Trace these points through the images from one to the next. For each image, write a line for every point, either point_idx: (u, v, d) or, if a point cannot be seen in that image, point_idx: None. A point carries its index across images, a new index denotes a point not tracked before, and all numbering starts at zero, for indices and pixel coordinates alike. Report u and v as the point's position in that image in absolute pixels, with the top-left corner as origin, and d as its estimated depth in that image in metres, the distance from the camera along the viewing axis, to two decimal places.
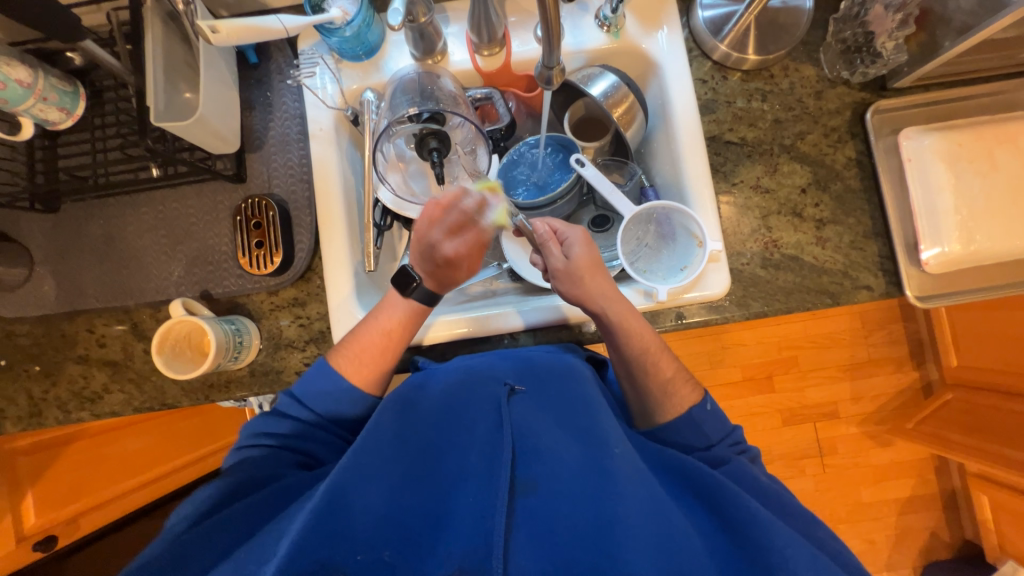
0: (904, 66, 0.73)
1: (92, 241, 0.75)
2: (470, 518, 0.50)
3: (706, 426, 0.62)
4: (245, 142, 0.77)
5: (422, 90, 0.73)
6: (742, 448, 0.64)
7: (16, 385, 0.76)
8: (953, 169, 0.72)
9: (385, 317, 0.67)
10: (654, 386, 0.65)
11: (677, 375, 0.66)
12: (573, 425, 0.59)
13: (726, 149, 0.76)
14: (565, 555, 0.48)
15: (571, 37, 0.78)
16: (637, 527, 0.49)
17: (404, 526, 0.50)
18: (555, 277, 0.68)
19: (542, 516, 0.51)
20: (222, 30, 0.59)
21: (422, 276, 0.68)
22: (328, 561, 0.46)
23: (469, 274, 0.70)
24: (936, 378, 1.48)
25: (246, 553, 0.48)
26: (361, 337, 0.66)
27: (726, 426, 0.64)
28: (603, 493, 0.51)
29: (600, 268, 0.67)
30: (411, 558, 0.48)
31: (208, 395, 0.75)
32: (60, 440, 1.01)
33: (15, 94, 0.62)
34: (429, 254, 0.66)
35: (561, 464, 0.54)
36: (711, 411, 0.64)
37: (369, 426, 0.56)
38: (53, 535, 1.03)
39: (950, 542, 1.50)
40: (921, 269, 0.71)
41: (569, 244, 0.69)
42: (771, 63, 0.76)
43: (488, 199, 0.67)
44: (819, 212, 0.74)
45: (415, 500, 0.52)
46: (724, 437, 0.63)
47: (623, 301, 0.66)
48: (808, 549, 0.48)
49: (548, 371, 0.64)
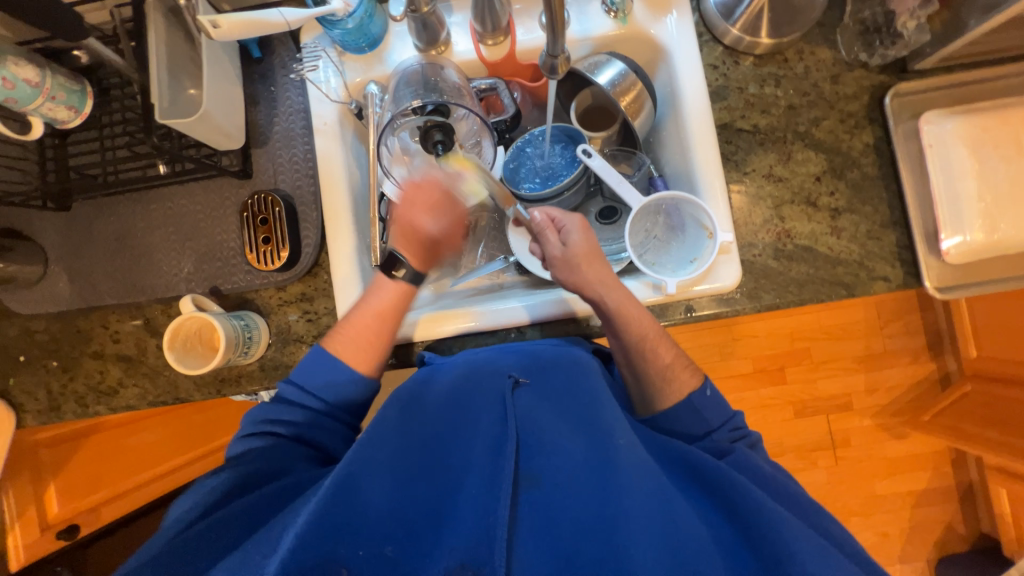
0: (927, 47, 0.70)
1: (104, 238, 0.76)
2: (473, 512, 0.51)
3: (706, 412, 0.62)
4: (251, 138, 0.77)
5: (425, 82, 0.72)
6: (743, 434, 0.63)
7: (36, 379, 0.78)
8: (977, 154, 0.69)
9: (374, 298, 0.67)
10: (655, 373, 0.64)
11: (677, 361, 0.64)
12: (577, 416, 0.58)
13: (738, 137, 0.74)
14: (569, 547, 0.48)
15: (576, 24, 0.76)
16: (640, 518, 0.48)
17: (407, 520, 0.50)
18: (553, 265, 0.68)
19: (544, 509, 0.51)
20: (223, 25, 0.58)
21: (409, 258, 0.70)
22: (328, 558, 0.46)
23: (450, 250, 0.75)
24: (954, 369, 1.45)
25: (247, 548, 0.48)
26: (366, 332, 0.66)
27: (727, 412, 0.64)
28: (608, 484, 0.51)
29: (600, 256, 0.67)
30: (413, 555, 0.48)
31: (219, 390, 0.76)
32: (78, 434, 1.03)
33: (24, 94, 0.62)
34: (413, 236, 0.70)
35: (564, 456, 0.54)
36: (711, 397, 0.63)
37: (371, 420, 0.56)
38: (77, 524, 1.08)
39: (966, 534, 1.48)
40: (941, 259, 0.69)
41: (570, 231, 0.68)
42: (786, 46, 0.74)
43: (461, 173, 0.72)
44: (834, 201, 0.72)
45: (419, 493, 0.53)
46: (724, 423, 0.63)
47: (624, 289, 0.65)
48: (814, 539, 0.47)
49: (551, 359, 0.63)
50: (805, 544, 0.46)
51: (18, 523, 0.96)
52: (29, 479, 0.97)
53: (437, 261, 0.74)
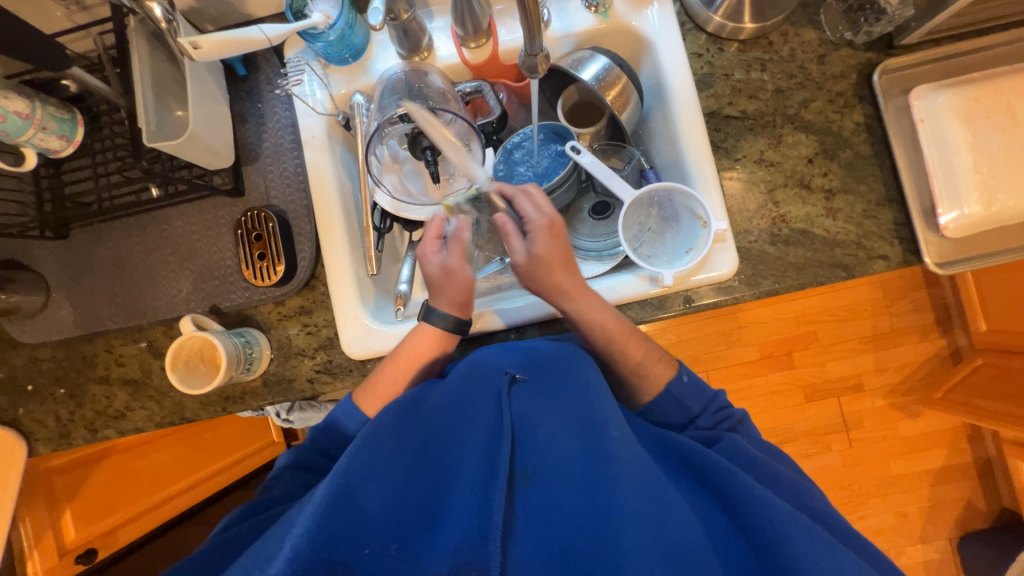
0: (913, 21, 0.69)
1: (103, 264, 0.77)
2: (469, 510, 0.51)
3: (684, 398, 0.64)
4: (241, 156, 0.77)
5: (410, 90, 0.73)
6: (729, 414, 0.64)
7: (44, 407, 0.79)
8: (970, 127, 0.68)
9: (406, 348, 0.67)
10: (625, 370, 0.66)
11: (648, 355, 0.66)
12: (571, 411, 0.57)
13: (727, 124, 0.74)
14: (565, 541, 0.48)
15: (558, 22, 0.76)
16: (636, 511, 0.48)
17: (405, 521, 0.50)
18: (519, 273, 0.68)
19: (541, 503, 0.50)
20: (204, 46, 0.58)
21: (434, 302, 0.69)
22: (331, 558, 0.45)
23: (465, 288, 0.68)
24: (964, 344, 1.43)
25: (251, 557, 0.48)
26: (398, 383, 0.66)
27: (708, 393, 0.65)
28: (603, 475, 0.51)
29: (567, 267, 0.66)
30: (412, 553, 0.49)
31: (225, 407, 0.76)
32: (92, 457, 1.04)
33: (15, 126, 0.63)
34: (424, 273, 0.71)
35: (558, 451, 0.53)
36: (689, 383, 0.65)
37: (368, 425, 0.55)
38: (94, 548, 1.06)
39: (986, 510, 1.46)
40: (939, 234, 0.68)
41: (537, 240, 0.67)
42: (769, 29, 0.73)
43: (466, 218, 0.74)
44: (828, 182, 0.71)
45: (416, 494, 0.52)
46: (706, 406, 0.64)
47: (593, 297, 0.66)
48: (802, 521, 0.47)
49: (546, 357, 0.63)
50: (795, 528, 0.46)
51: (36, 549, 0.98)
52: (44, 505, 0.98)
53: (463, 304, 0.68)
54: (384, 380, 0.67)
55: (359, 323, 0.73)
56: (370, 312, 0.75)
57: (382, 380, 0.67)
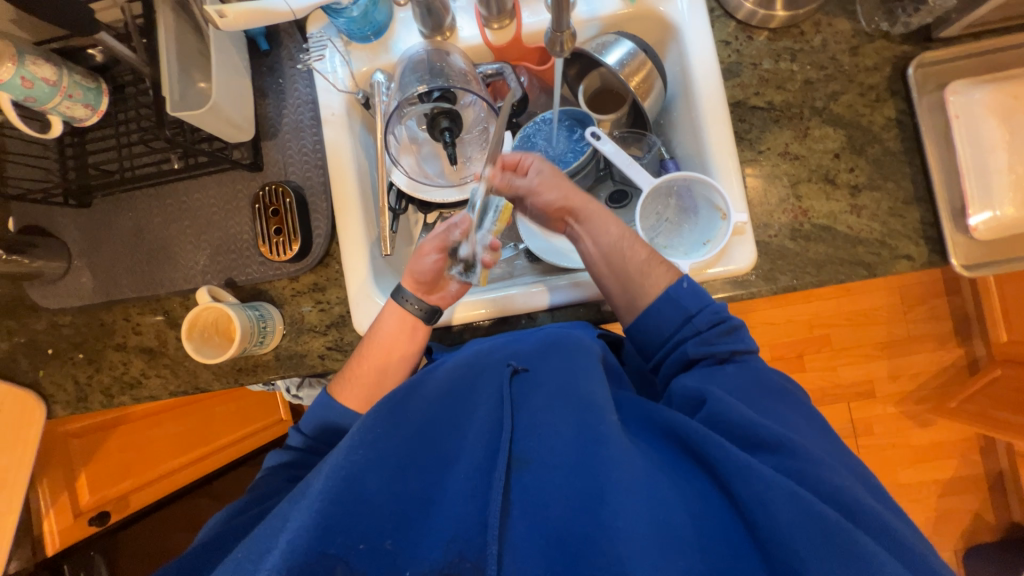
0: (952, 13, 0.67)
1: (123, 233, 0.78)
2: (465, 498, 0.51)
3: (683, 300, 0.62)
4: (260, 131, 0.78)
5: (431, 68, 0.72)
6: (727, 318, 0.61)
7: (65, 370, 0.81)
8: (1008, 124, 0.67)
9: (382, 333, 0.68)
10: (632, 267, 0.66)
11: (652, 258, 0.67)
12: (571, 398, 0.56)
13: (752, 115, 0.72)
14: (561, 529, 0.48)
15: (583, 4, 0.75)
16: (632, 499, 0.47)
17: (403, 512, 0.49)
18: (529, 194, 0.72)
19: (535, 491, 0.50)
20: (229, 14, 0.59)
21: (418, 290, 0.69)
22: (330, 553, 0.45)
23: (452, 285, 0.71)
24: (982, 354, 1.40)
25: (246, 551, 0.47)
26: (374, 370, 0.67)
27: (707, 299, 0.62)
28: (596, 462, 0.50)
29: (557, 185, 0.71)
30: (410, 543, 0.48)
31: (237, 378, 0.77)
32: (107, 423, 1.07)
33: (42, 93, 0.64)
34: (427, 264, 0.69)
35: (555, 439, 0.53)
36: (689, 288, 0.63)
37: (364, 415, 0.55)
38: (107, 510, 1.09)
39: (995, 524, 1.43)
40: (968, 235, 0.66)
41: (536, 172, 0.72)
42: (802, 18, 0.71)
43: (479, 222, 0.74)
44: (854, 177, 0.69)
45: (414, 483, 0.51)
46: (707, 307, 0.62)
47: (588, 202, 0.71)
48: (818, 530, 0.43)
49: (547, 347, 0.63)
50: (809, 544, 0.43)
51: (52, 509, 1.01)
52: (61, 469, 1.01)
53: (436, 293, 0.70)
54: (358, 364, 0.68)
55: (372, 304, 0.74)
56: (383, 292, 0.75)
57: (357, 367, 0.68)
